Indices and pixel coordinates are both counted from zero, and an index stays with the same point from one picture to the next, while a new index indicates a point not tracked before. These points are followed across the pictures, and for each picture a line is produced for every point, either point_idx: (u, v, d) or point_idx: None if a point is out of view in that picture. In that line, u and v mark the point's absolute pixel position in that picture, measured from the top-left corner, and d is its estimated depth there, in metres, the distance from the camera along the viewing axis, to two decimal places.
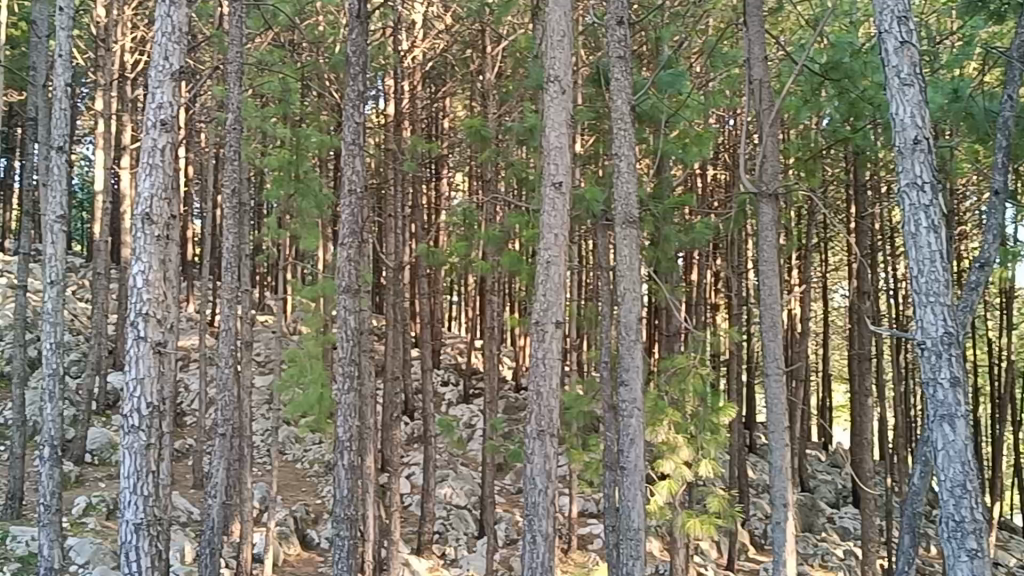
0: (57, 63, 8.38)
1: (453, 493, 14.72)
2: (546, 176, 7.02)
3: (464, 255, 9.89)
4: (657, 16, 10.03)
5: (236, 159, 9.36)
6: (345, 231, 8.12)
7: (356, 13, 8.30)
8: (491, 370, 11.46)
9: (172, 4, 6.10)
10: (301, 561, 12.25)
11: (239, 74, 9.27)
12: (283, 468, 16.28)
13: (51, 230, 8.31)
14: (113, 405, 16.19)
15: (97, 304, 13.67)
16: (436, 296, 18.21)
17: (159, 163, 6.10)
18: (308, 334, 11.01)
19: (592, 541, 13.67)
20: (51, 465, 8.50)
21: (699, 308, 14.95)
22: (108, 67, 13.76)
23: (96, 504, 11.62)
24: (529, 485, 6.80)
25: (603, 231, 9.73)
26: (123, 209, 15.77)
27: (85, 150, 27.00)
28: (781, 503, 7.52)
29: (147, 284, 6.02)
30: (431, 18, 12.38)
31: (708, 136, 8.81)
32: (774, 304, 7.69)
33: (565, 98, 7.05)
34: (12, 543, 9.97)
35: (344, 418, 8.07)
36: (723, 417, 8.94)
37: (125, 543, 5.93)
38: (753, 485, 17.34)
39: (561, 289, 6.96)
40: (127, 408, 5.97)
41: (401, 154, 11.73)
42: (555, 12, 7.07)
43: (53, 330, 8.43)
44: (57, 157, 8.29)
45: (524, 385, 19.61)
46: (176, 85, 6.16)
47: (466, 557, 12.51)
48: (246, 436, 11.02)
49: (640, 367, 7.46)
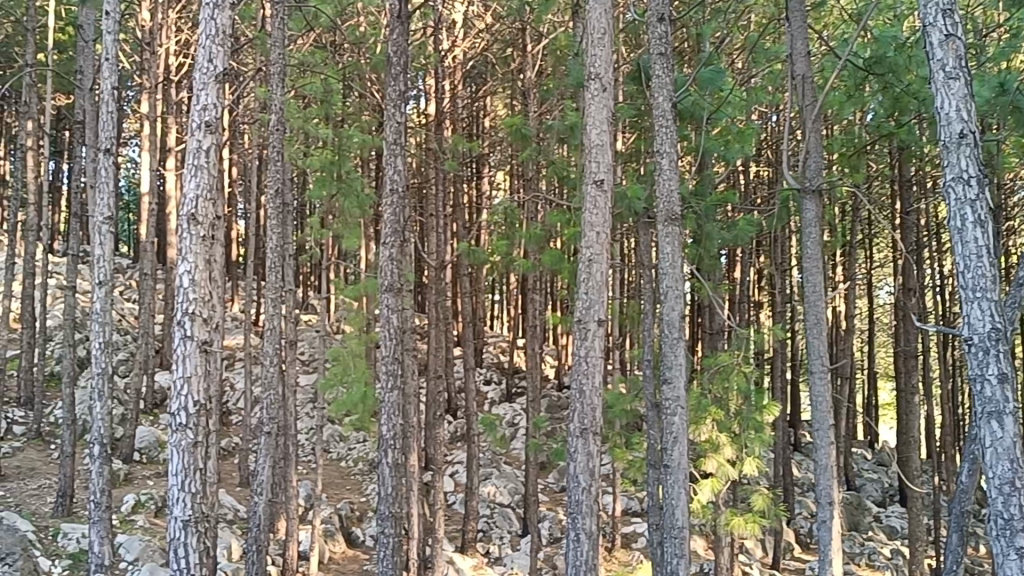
0: (103, 67, 8.46)
1: (497, 491, 14.76)
2: (588, 174, 7.03)
3: (505, 254, 9.92)
4: (698, 13, 9.99)
5: (279, 159, 9.43)
6: (387, 230, 8.16)
7: (398, 13, 8.33)
8: (534, 370, 11.41)
9: (215, 7, 6.17)
10: (346, 559, 12.33)
11: (281, 76, 9.34)
12: (328, 466, 16.39)
13: (99, 231, 8.41)
14: (160, 405, 16.40)
15: (143, 304, 13.83)
16: (477, 295, 18.26)
17: (204, 164, 6.15)
18: (351, 334, 11.07)
19: (636, 539, 13.65)
20: (101, 463, 8.61)
21: (742, 307, 14.90)
22: (153, 70, 13.95)
23: (144, 502, 11.77)
24: (572, 482, 6.80)
25: (645, 228, 9.68)
26: (168, 209, 15.94)
27: (130, 152, 27.45)
28: (826, 501, 7.45)
29: (193, 283, 6.08)
30: (471, 18, 12.43)
31: (750, 133, 8.73)
32: (818, 301, 7.62)
33: (607, 95, 7.01)
34: (63, 540, 10.13)
35: (388, 416, 8.10)
36: (766, 416, 8.90)
37: (174, 539, 5.99)
38: (798, 483, 17.21)
39: (604, 287, 6.92)
40: (174, 407, 6.05)
41: (443, 154, 11.80)
42: (594, 10, 7.05)
43: (102, 330, 8.53)
44: (104, 159, 8.40)
45: (567, 384, 19.63)
46: (220, 86, 6.22)
47: (510, 555, 12.54)
48: (291, 434, 11.12)
49: (684, 365, 7.40)
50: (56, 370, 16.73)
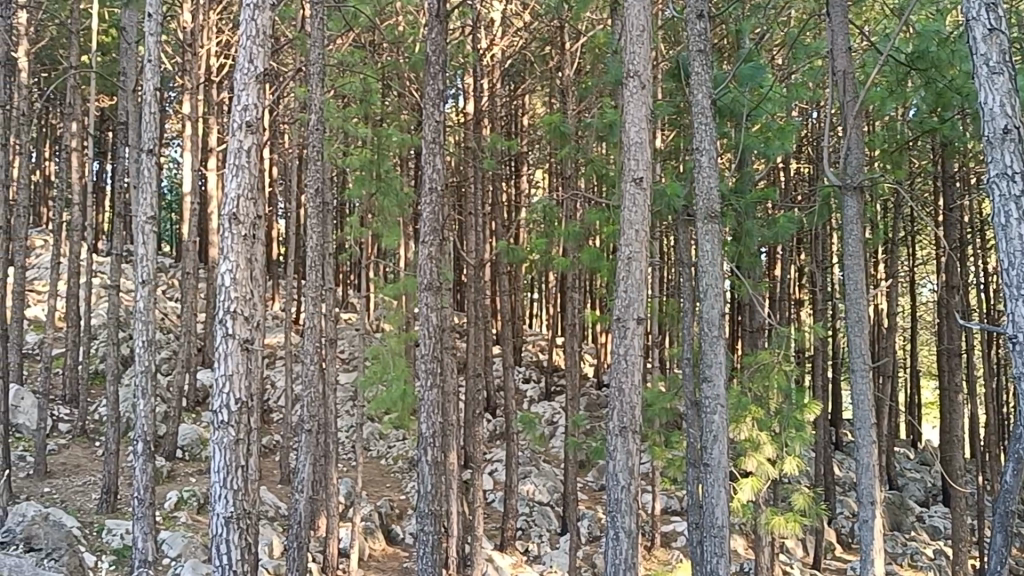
0: (146, 68, 8.54)
1: (536, 490, 14.76)
2: (626, 172, 7.01)
3: (544, 252, 9.91)
4: (738, 9, 9.87)
5: (318, 159, 9.50)
6: (426, 229, 8.19)
7: (435, 12, 8.32)
8: (573, 368, 11.40)
9: (255, 8, 6.21)
10: (386, 556, 12.38)
11: (320, 76, 9.40)
12: (368, 464, 16.48)
13: (141, 230, 8.51)
14: (203, 402, 16.56)
15: (185, 303, 13.96)
16: (515, 293, 18.29)
17: (245, 164, 6.19)
18: (390, 332, 11.11)
19: (676, 538, 13.61)
20: (145, 459, 8.69)
21: (782, 304, 14.81)
22: (194, 72, 14.06)
23: (187, 499, 11.88)
24: (612, 481, 6.81)
25: (684, 225, 9.65)
26: (210, 209, 16.08)
27: (172, 152, 27.71)
28: (869, 500, 7.39)
29: (235, 282, 6.12)
30: (509, 16, 12.41)
31: (791, 129, 8.69)
32: (860, 299, 7.55)
33: (645, 92, 6.98)
34: (108, 536, 10.26)
35: (427, 415, 8.13)
36: (807, 414, 8.85)
37: (216, 536, 6.06)
38: (840, 483, 17.09)
39: (643, 285, 6.90)
40: (216, 405, 6.11)
41: (481, 153, 11.83)
42: (633, 7, 7.01)
43: (145, 329, 8.61)
44: (147, 159, 8.49)
45: (606, 382, 19.61)
46: (260, 87, 6.27)
47: (549, 553, 12.55)
48: (331, 432, 11.18)
49: (724, 363, 7.34)
50: (99, 368, 16.92)
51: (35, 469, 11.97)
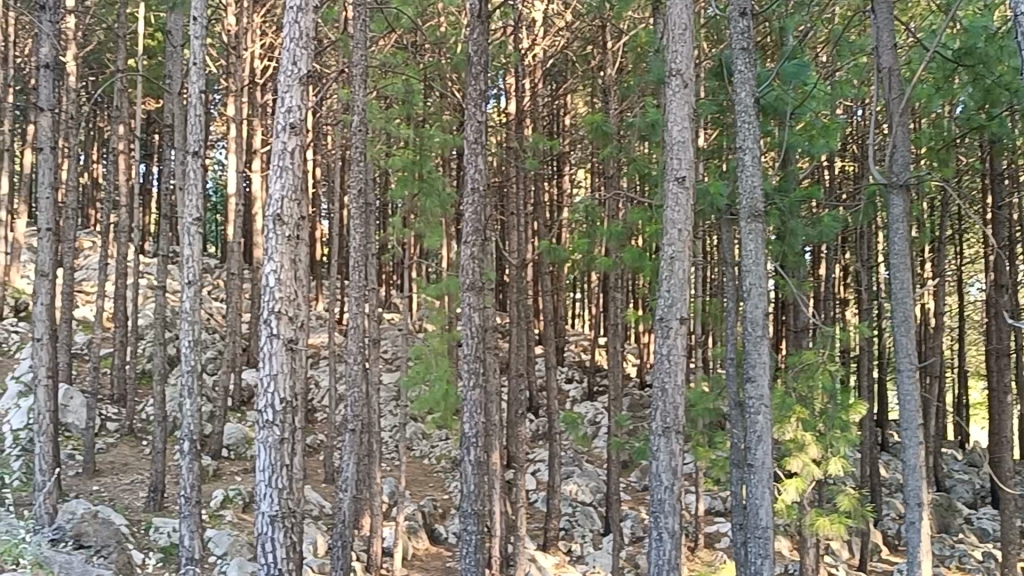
0: (192, 71, 8.61)
1: (579, 490, 14.75)
2: (669, 171, 6.97)
3: (586, 252, 9.88)
4: (781, 7, 9.79)
5: (361, 159, 9.56)
6: (468, 229, 8.22)
7: (477, 12, 8.30)
8: (616, 368, 11.37)
9: (299, 11, 6.25)
10: (429, 555, 12.43)
11: (363, 77, 9.45)
12: (411, 463, 16.56)
13: (187, 232, 8.58)
14: (248, 402, 16.70)
15: (231, 303, 14.08)
16: (558, 293, 18.28)
17: (289, 165, 6.23)
18: (433, 332, 11.14)
19: (719, 539, 13.54)
20: (191, 458, 8.77)
21: (827, 305, 14.71)
22: (239, 74, 14.16)
23: (233, 498, 11.99)
24: (655, 482, 6.80)
25: (727, 224, 9.59)
26: (255, 211, 16.20)
27: (217, 153, 27.99)
28: (916, 502, 7.30)
29: (280, 283, 6.16)
30: (552, 16, 12.40)
31: (836, 127, 8.65)
32: (906, 298, 7.42)
33: (688, 91, 6.93)
34: (155, 534, 10.39)
35: (470, 414, 8.15)
36: (852, 415, 8.77)
37: (262, 534, 6.11)
38: (886, 484, 16.91)
39: (687, 285, 6.87)
40: (261, 403, 6.15)
41: (523, 153, 11.84)
42: (676, 5, 6.97)
43: (191, 329, 8.69)
44: (192, 161, 8.57)
45: (649, 382, 19.56)
46: (304, 88, 6.30)
47: (592, 554, 12.53)
48: (375, 432, 11.23)
49: (768, 363, 7.24)
50: (147, 368, 17.12)
51: (84, 468, 12.12)
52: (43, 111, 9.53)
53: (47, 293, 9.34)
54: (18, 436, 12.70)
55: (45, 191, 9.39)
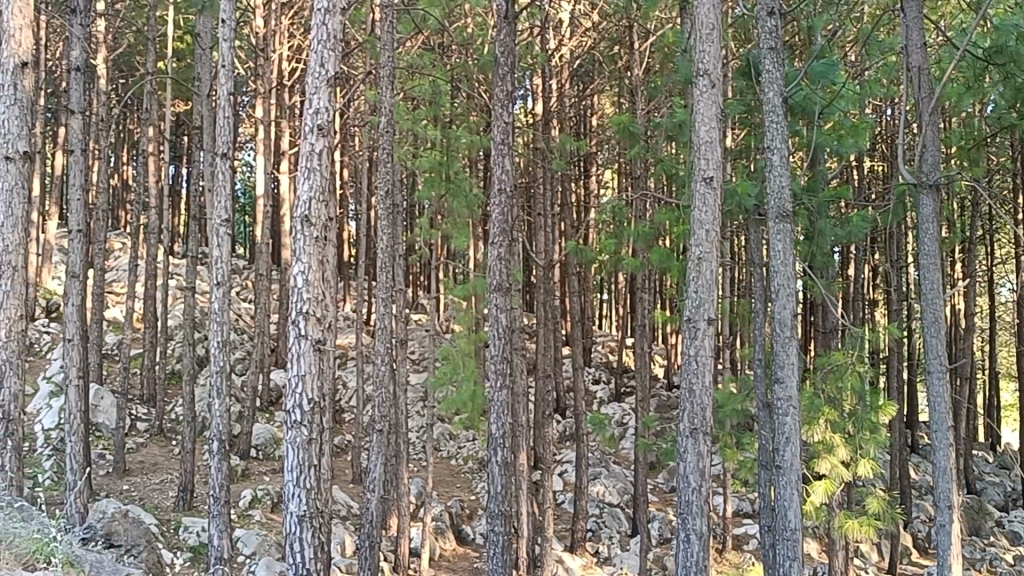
0: (220, 73, 8.65)
1: (606, 491, 14.72)
2: (697, 172, 6.94)
3: (613, 253, 9.86)
4: (810, 6, 9.74)
5: (389, 160, 9.60)
6: (495, 230, 8.22)
7: (504, 13, 8.28)
8: (644, 369, 11.34)
9: (327, 13, 6.27)
10: (456, 556, 12.45)
11: (391, 78, 9.48)
12: (439, 464, 16.59)
13: (217, 233, 8.63)
14: (276, 402, 16.77)
15: (260, 304, 14.14)
16: (585, 294, 18.25)
17: (317, 167, 6.26)
18: (460, 333, 11.15)
19: (748, 541, 13.49)
20: (220, 458, 8.82)
21: (856, 306, 14.64)
22: (267, 76, 14.22)
23: (261, 497, 12.05)
24: (682, 483, 6.79)
25: (756, 224, 9.54)
26: (282, 212, 16.27)
27: (246, 155, 28.15)
28: (946, 505, 7.25)
29: (307, 284, 6.18)
30: (579, 16, 12.38)
31: (865, 127, 8.59)
32: (936, 299, 7.35)
33: (716, 91, 6.90)
34: (185, 534, 10.45)
35: (497, 415, 8.15)
36: (882, 416, 8.71)
37: (290, 534, 6.15)
38: (916, 486, 16.78)
39: (715, 286, 6.84)
40: (289, 404, 6.18)
41: (550, 153, 11.84)
42: (704, 5, 6.93)
43: (220, 329, 8.73)
44: (221, 163, 8.62)
45: (676, 383, 19.49)
46: (332, 90, 6.32)
47: (619, 555, 12.50)
48: (402, 432, 11.26)
49: (797, 364, 7.18)
50: (176, 368, 17.25)
51: (114, 468, 12.22)
52: (74, 113, 9.62)
53: (78, 294, 9.43)
54: (50, 436, 12.81)
55: (76, 193, 9.47)
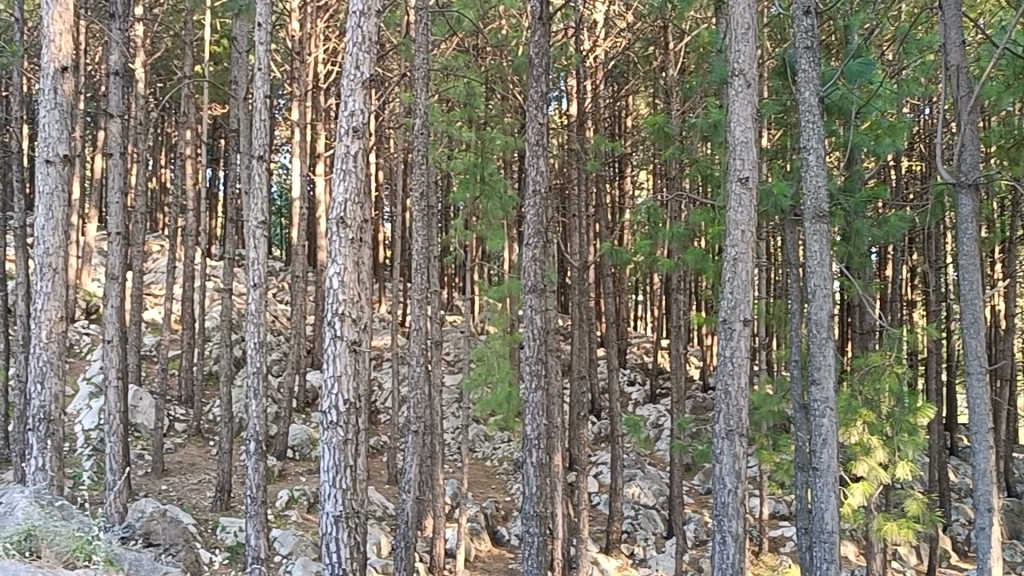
0: (256, 76, 8.71)
1: (642, 492, 14.68)
2: (733, 172, 6.91)
3: (648, 254, 9.83)
4: (847, 5, 9.65)
5: (424, 163, 9.61)
6: (530, 231, 8.22)
7: (538, 14, 8.26)
8: (679, 370, 11.29)
9: (361, 15, 6.29)
10: (491, 557, 12.46)
11: (426, 80, 9.50)
12: (474, 465, 16.61)
13: (253, 235, 8.69)
14: (312, 403, 16.86)
15: (296, 306, 14.21)
16: (620, 295, 18.21)
17: (351, 168, 6.28)
18: (495, 334, 11.15)
19: (784, 544, 13.41)
20: (256, 459, 8.88)
21: (894, 307, 14.49)
22: (302, 79, 14.30)
23: (298, 498, 12.11)
24: (718, 484, 6.78)
25: (791, 224, 9.48)
26: (317, 214, 16.34)
27: (281, 158, 28.32)
28: (986, 508, 7.18)
29: (343, 285, 6.21)
30: (613, 17, 12.35)
31: (903, 126, 8.50)
32: (976, 299, 7.26)
33: (751, 91, 6.87)
34: (222, 533, 10.53)
35: (532, 416, 8.16)
36: (920, 418, 8.64)
37: (326, 533, 6.20)
38: (955, 489, 16.61)
39: (750, 287, 6.80)
40: (325, 405, 6.22)
41: (584, 154, 11.83)
42: (738, 5, 6.89)
43: (257, 330, 8.77)
44: (257, 165, 8.66)
45: (711, 384, 19.41)
46: (367, 92, 6.35)
47: (655, 557, 12.46)
48: (437, 433, 11.28)
49: (834, 366, 7.11)
50: (214, 369, 17.38)
51: (153, 467, 12.33)
52: (113, 116, 9.69)
53: (117, 296, 9.52)
54: (90, 436, 12.95)
55: (114, 196, 9.56)
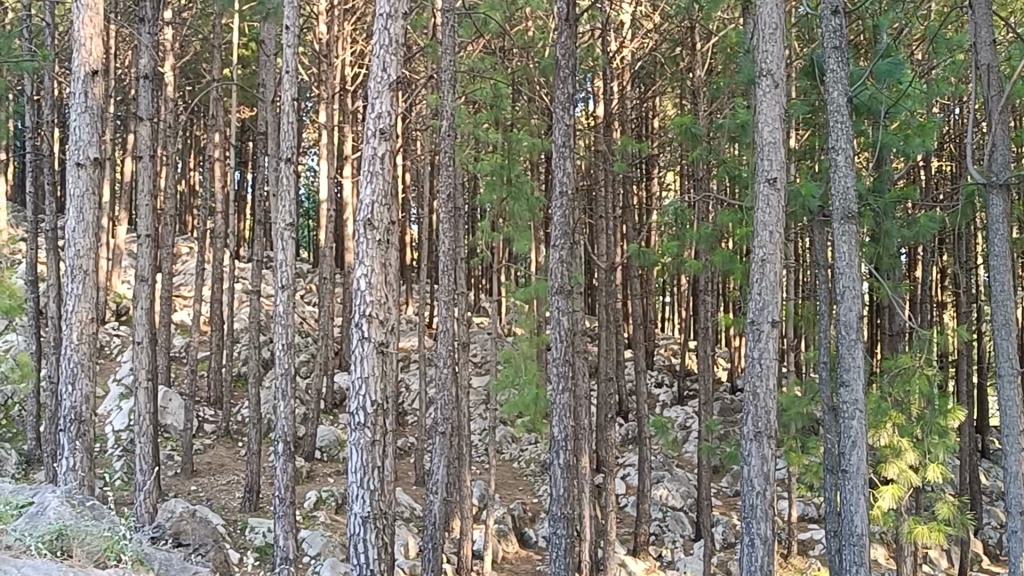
0: (284, 79, 8.75)
1: (669, 494, 14.65)
2: (760, 173, 6.87)
3: (675, 255, 9.80)
4: (875, 5, 9.60)
5: (451, 164, 9.65)
6: (557, 233, 8.21)
7: (565, 16, 8.24)
8: (707, 372, 11.24)
9: (389, 18, 6.31)
10: (519, 558, 12.46)
11: (452, 82, 9.51)
12: (501, 467, 16.63)
13: (281, 237, 8.73)
14: (340, 404, 16.92)
15: (324, 308, 14.24)
16: (648, 297, 18.16)
17: (379, 171, 6.31)
18: (523, 335, 11.15)
19: (813, 546, 13.34)
20: (285, 460, 8.92)
21: (924, 308, 14.39)
22: (330, 81, 14.36)
23: (326, 499, 12.16)
24: (746, 487, 6.76)
25: (819, 225, 9.42)
26: (344, 216, 16.41)
27: (309, 160, 28.44)
28: (1017, 511, 7.10)
29: (370, 286, 6.23)
30: (640, 18, 12.33)
31: (932, 126, 8.45)
32: (1007, 300, 7.19)
33: (779, 91, 6.83)
34: (251, 534, 10.59)
35: (559, 418, 8.16)
36: (951, 420, 8.57)
37: (354, 534, 6.22)
38: (987, 492, 16.46)
39: (778, 288, 6.77)
40: (353, 406, 6.24)
41: (611, 155, 11.81)
42: (766, 5, 6.85)
43: (285, 332, 8.81)
44: (285, 167, 8.69)
45: (740, 386, 19.35)
46: (393, 95, 6.37)
47: (683, 559, 12.43)
48: (465, 434, 11.29)
49: (863, 368, 7.05)
50: (242, 371, 17.49)
51: (183, 468, 12.41)
52: (143, 120, 9.78)
53: (147, 298, 9.58)
54: (120, 437, 13.06)
55: (144, 198, 9.63)
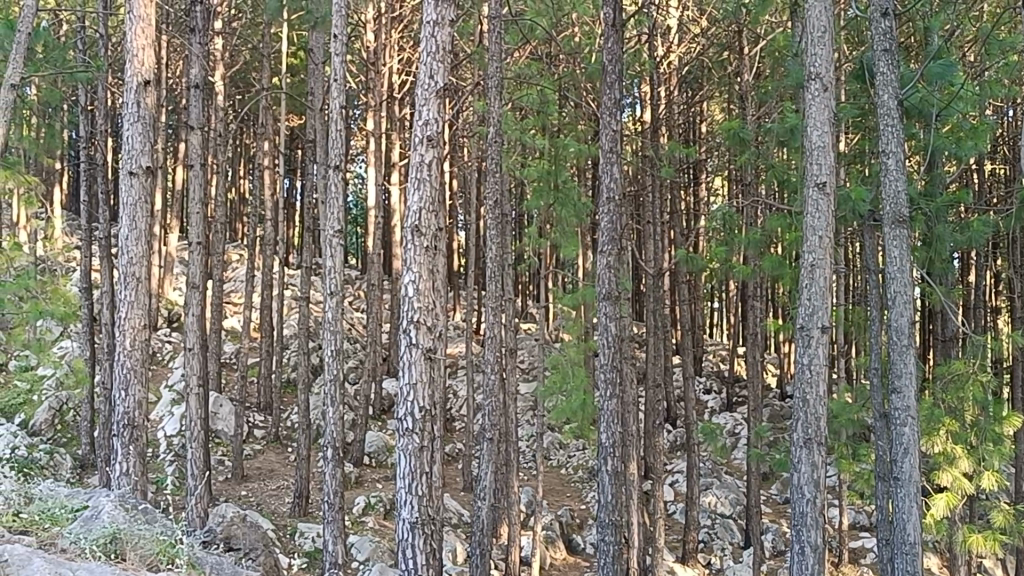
0: (333, 87, 8.79)
1: (718, 502, 14.56)
2: (810, 177, 6.81)
3: (724, 261, 9.75)
4: (927, 6, 9.47)
5: (497, 170, 9.65)
6: (604, 238, 8.20)
7: (612, 21, 8.19)
8: (756, 377, 11.16)
9: (435, 25, 6.34)
10: (567, 565, 12.43)
11: (499, 89, 9.51)
12: (549, 473, 16.61)
13: (330, 244, 8.79)
14: (389, 410, 17.00)
15: (371, 315, 14.29)
16: (695, 302, 18.07)
17: (426, 177, 6.33)
18: (570, 340, 11.14)
19: (865, 555, 13.18)
20: (334, 465, 8.91)
21: (978, 314, 14.17)
22: (377, 89, 14.42)
23: (374, 504, 12.23)
24: (796, 494, 6.71)
25: (870, 229, 9.34)
26: (392, 222, 16.48)
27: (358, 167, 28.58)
28: None
29: (417, 293, 6.25)
30: (687, 22, 12.28)
31: (985, 128, 8.35)
32: None
33: (828, 95, 6.76)
34: (301, 539, 10.68)
35: (607, 424, 8.15)
36: (1006, 427, 8.43)
37: (403, 540, 6.26)
38: None
39: (828, 293, 6.69)
40: (401, 411, 6.28)
41: (659, 161, 11.77)
42: (815, 7, 6.77)
43: (333, 338, 8.86)
44: (334, 175, 8.73)
45: (790, 392, 19.19)
46: (441, 101, 6.38)
47: (732, 567, 12.34)
48: (512, 439, 11.29)
49: (914, 374, 6.97)
50: (292, 377, 17.63)
51: (233, 473, 12.53)
52: (194, 128, 9.87)
53: (198, 305, 9.66)
54: (172, 442, 13.21)
55: (196, 206, 9.73)
